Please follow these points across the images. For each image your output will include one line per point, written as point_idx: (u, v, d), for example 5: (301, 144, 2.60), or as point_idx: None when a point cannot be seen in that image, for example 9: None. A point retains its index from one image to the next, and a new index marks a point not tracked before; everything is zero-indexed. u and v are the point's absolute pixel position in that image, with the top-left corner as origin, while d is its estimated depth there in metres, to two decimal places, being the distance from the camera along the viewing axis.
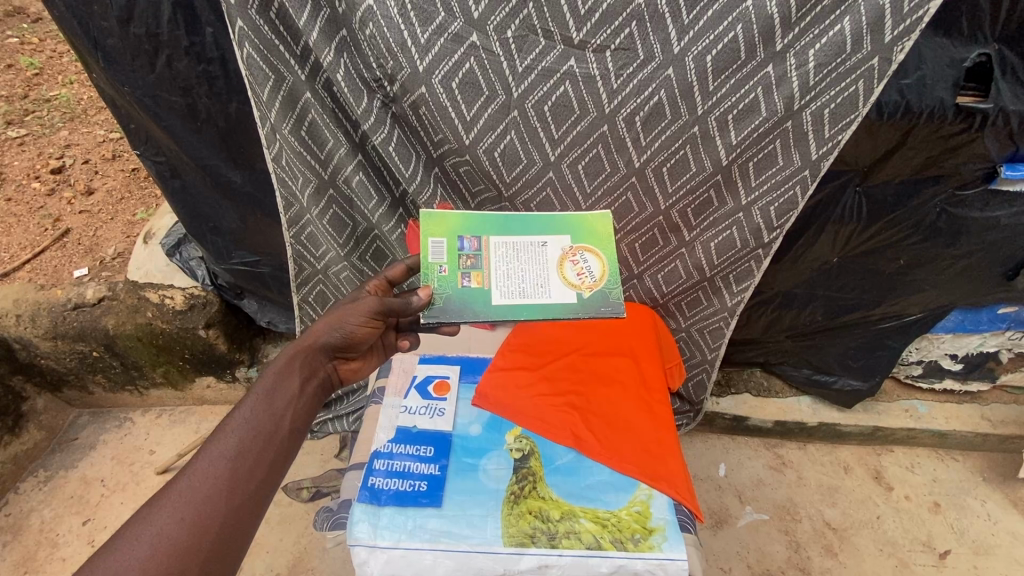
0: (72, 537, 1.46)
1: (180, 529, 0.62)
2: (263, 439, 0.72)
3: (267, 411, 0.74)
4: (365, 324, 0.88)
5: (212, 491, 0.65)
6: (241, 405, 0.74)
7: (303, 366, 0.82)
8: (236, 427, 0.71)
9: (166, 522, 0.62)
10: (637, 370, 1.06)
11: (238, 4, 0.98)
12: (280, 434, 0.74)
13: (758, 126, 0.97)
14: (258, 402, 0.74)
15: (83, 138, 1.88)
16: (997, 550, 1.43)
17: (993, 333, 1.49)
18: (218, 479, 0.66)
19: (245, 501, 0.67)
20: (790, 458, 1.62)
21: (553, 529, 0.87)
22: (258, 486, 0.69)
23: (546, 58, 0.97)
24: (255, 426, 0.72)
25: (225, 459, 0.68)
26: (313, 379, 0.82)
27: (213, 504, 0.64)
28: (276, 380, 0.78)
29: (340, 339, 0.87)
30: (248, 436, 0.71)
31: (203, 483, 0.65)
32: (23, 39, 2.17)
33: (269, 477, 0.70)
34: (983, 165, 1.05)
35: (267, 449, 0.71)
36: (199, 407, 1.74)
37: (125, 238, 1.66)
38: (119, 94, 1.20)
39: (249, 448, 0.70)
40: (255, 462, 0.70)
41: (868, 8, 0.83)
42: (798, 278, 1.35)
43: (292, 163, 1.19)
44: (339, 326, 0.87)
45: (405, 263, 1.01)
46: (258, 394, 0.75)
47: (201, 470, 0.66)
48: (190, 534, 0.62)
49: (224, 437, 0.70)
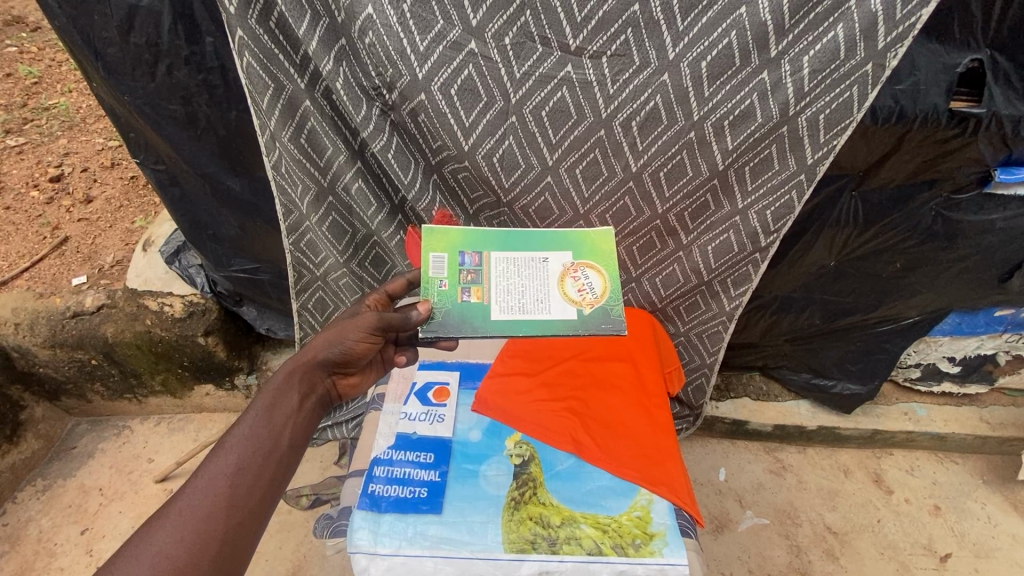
0: (70, 547, 1.45)
1: (180, 548, 0.62)
2: (262, 456, 0.72)
3: (265, 427, 0.74)
4: (363, 340, 0.87)
5: (212, 509, 0.65)
6: (240, 422, 0.74)
7: (301, 382, 0.81)
8: (236, 443, 0.71)
9: (166, 542, 0.62)
10: (636, 375, 1.07)
11: (238, 13, 0.98)
12: (280, 450, 0.74)
13: (753, 132, 0.98)
14: (257, 419, 0.74)
15: (82, 146, 1.89)
16: (997, 553, 1.43)
17: (991, 336, 1.50)
18: (218, 497, 0.66)
19: (245, 517, 0.67)
20: (790, 462, 1.62)
21: (553, 535, 0.87)
22: (258, 502, 0.69)
23: (543, 65, 0.98)
24: (255, 443, 0.72)
25: (224, 477, 0.68)
26: (310, 396, 0.82)
27: (213, 522, 0.64)
28: (274, 396, 0.77)
29: (339, 355, 0.86)
30: (247, 452, 0.71)
31: (203, 502, 0.65)
32: (22, 48, 2.17)
33: (268, 494, 0.70)
34: (977, 169, 1.06)
35: (266, 466, 0.71)
36: (198, 415, 1.74)
37: (124, 246, 1.67)
38: (119, 103, 1.21)
39: (248, 465, 0.70)
40: (255, 478, 0.70)
41: (860, 15, 0.83)
42: (795, 282, 1.36)
43: (291, 171, 1.19)
44: (338, 342, 0.86)
45: (405, 277, 1.01)
46: (257, 410, 0.75)
47: (200, 489, 0.66)
48: (190, 553, 0.62)
49: (224, 454, 0.70)
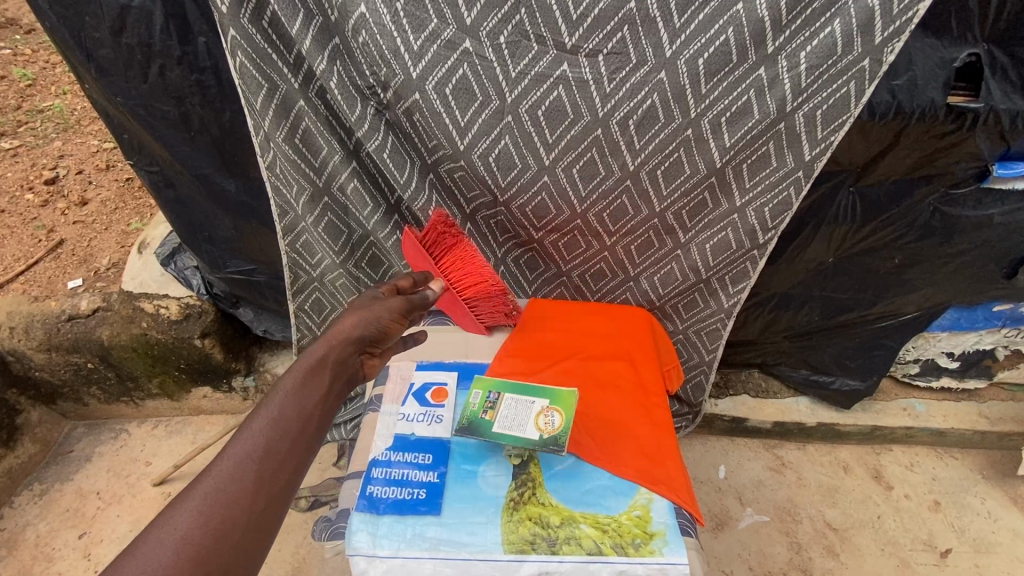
0: (68, 551, 1.44)
1: (204, 534, 0.56)
2: (290, 440, 0.66)
3: (296, 409, 0.69)
4: (396, 321, 0.85)
5: (239, 494, 0.60)
6: (268, 402, 0.68)
7: (336, 362, 0.76)
8: (264, 425, 0.66)
9: (188, 526, 0.56)
10: (635, 374, 1.08)
11: (230, 13, 0.97)
12: (307, 435, 0.68)
13: (751, 128, 0.97)
14: (286, 400, 0.69)
15: (77, 149, 1.88)
16: (997, 548, 1.43)
17: (989, 331, 1.49)
18: (244, 482, 0.61)
19: (269, 504, 0.61)
20: (790, 459, 1.62)
21: (552, 535, 0.86)
22: (282, 489, 0.63)
23: (539, 64, 0.97)
24: (283, 426, 0.67)
25: (251, 461, 0.63)
26: (342, 378, 0.77)
27: (238, 508, 0.59)
28: (305, 376, 0.72)
29: (374, 334, 0.82)
30: (275, 435, 0.66)
31: (228, 486, 0.60)
32: (16, 50, 2.16)
33: (292, 481, 0.65)
34: (974, 164, 1.06)
35: (293, 451, 0.66)
36: (195, 417, 1.73)
37: (119, 248, 1.65)
38: (111, 105, 1.20)
39: (276, 449, 0.65)
40: (281, 464, 0.64)
41: (858, 10, 0.83)
42: (793, 279, 1.36)
43: (286, 171, 1.18)
44: (374, 320, 0.82)
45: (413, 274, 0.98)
46: (286, 391, 0.70)
47: (226, 472, 0.61)
48: (214, 539, 0.56)
49: (250, 437, 0.64)
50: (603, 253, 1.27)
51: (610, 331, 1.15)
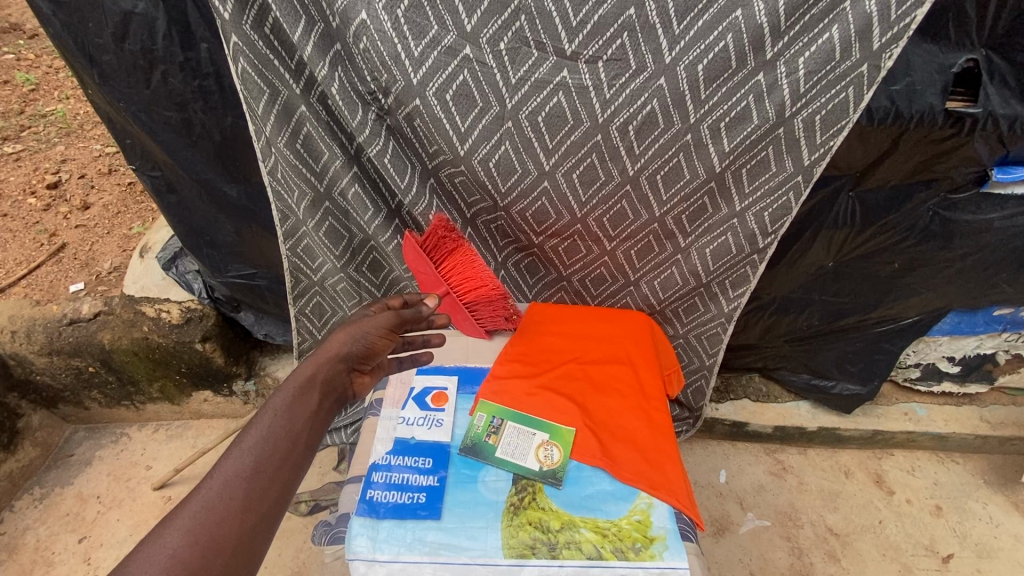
0: (68, 556, 1.44)
1: (193, 551, 0.56)
2: (278, 458, 0.66)
3: (285, 427, 0.68)
4: (383, 337, 0.85)
5: (227, 513, 0.59)
6: (256, 421, 0.68)
7: (325, 380, 0.77)
8: (254, 444, 0.66)
9: (177, 545, 0.56)
10: (635, 377, 1.08)
11: (233, 20, 0.98)
12: (296, 452, 0.68)
13: (750, 134, 0.98)
14: (276, 418, 0.69)
15: (79, 153, 1.89)
16: (999, 554, 1.42)
17: (990, 335, 1.49)
18: (233, 501, 0.61)
19: (257, 521, 0.61)
20: (791, 463, 1.61)
21: (552, 540, 0.85)
22: (271, 507, 0.63)
23: (539, 70, 0.98)
24: (272, 444, 0.66)
25: (240, 479, 0.62)
26: (331, 396, 0.77)
27: (226, 525, 0.59)
28: (295, 395, 0.72)
29: (361, 350, 0.83)
30: (264, 454, 0.65)
31: (218, 505, 0.60)
32: (19, 55, 2.18)
33: (282, 498, 0.65)
34: (974, 169, 1.06)
35: (281, 469, 0.66)
36: (195, 422, 1.73)
37: (122, 252, 1.67)
38: (114, 111, 1.20)
39: (265, 468, 0.65)
40: (270, 481, 0.64)
41: (856, 17, 0.83)
42: (792, 284, 1.36)
43: (288, 176, 1.19)
44: (361, 336, 0.83)
45: (402, 296, 0.96)
46: (275, 409, 0.69)
47: (216, 490, 0.61)
48: (203, 558, 0.56)
49: (240, 456, 0.64)
50: (603, 257, 1.27)
51: (610, 334, 1.16)
